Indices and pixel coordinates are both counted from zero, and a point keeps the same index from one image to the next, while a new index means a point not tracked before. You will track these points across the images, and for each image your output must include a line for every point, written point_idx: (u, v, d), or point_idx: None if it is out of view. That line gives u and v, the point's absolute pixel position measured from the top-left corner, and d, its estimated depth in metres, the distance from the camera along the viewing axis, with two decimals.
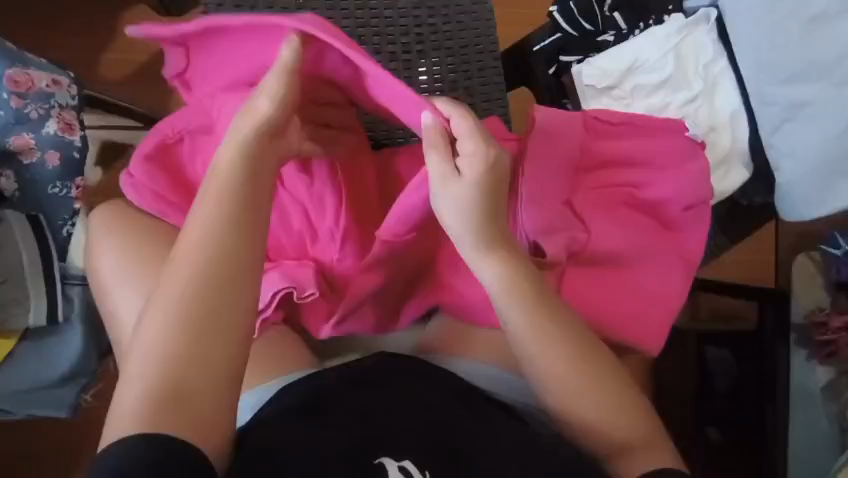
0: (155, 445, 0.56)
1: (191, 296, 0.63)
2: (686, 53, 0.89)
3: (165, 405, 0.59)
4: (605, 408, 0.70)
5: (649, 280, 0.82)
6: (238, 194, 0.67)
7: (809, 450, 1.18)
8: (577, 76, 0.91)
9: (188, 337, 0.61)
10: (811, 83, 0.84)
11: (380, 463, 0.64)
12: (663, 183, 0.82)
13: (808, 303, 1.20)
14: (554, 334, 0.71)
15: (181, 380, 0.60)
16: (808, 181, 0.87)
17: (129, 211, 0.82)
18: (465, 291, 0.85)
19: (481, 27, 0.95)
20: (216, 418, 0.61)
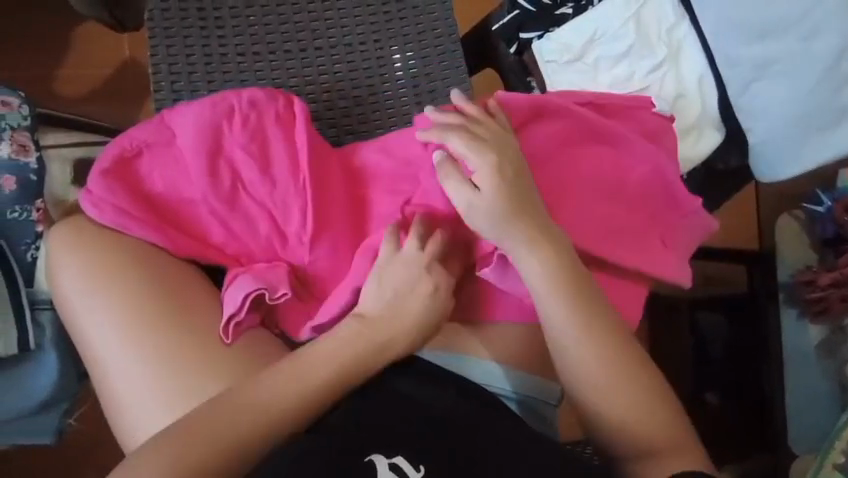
0: None
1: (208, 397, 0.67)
2: (647, 20, 0.87)
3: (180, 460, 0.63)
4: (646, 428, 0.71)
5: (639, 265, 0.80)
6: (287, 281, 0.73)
7: (809, 408, 1.18)
8: (538, 53, 0.90)
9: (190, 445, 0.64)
10: (775, 40, 0.83)
11: (370, 461, 0.63)
12: (630, 157, 0.82)
13: (796, 261, 1.19)
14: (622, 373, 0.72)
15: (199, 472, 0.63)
16: (781, 140, 0.85)
17: (90, 226, 0.79)
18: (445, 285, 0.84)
19: (436, 11, 0.93)
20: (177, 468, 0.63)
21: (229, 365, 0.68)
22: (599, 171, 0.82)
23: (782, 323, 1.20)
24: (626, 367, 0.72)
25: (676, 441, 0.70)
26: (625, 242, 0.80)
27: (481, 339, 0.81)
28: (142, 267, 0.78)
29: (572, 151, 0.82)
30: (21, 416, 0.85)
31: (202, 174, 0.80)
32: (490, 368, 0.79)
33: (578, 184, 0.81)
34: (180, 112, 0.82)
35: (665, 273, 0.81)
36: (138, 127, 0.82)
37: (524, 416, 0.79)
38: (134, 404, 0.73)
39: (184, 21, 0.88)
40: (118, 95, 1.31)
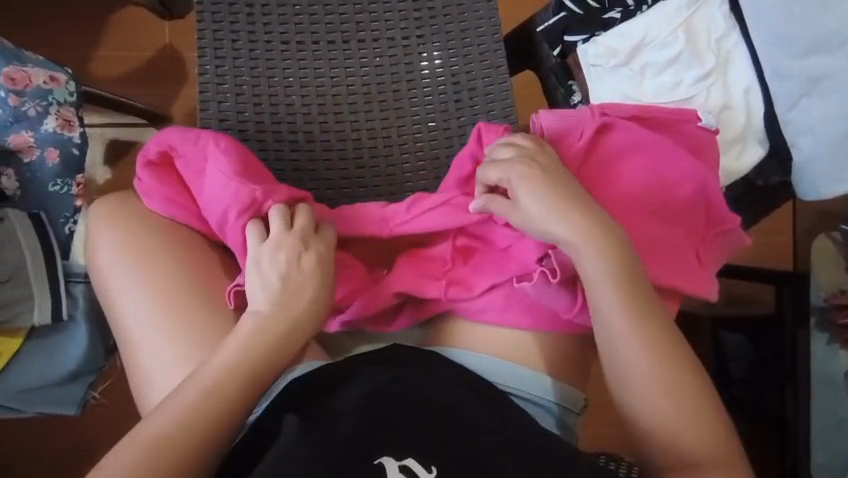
0: None
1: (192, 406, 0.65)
2: (697, 28, 0.86)
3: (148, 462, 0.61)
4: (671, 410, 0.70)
5: (682, 274, 0.79)
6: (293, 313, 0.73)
7: (832, 435, 1.16)
8: (582, 56, 0.89)
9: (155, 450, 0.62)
10: (828, 55, 0.82)
11: (380, 464, 0.62)
12: (671, 169, 0.81)
13: (830, 284, 1.16)
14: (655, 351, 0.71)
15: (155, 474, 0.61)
16: (827, 157, 0.83)
17: (135, 204, 0.81)
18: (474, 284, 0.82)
19: (481, 10, 0.93)
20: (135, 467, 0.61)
21: (225, 380, 0.67)
22: (641, 186, 0.80)
23: (810, 348, 1.16)
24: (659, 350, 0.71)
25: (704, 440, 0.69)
26: (664, 258, 0.78)
27: (505, 343, 0.80)
28: (185, 252, 0.79)
29: (612, 166, 0.81)
30: (49, 385, 0.86)
31: (220, 216, 0.78)
32: (518, 371, 0.78)
33: (619, 199, 0.80)
34: (217, 152, 0.80)
35: (701, 291, 0.79)
36: (181, 136, 0.81)
37: (548, 421, 0.78)
38: (159, 380, 0.73)
39: (231, 7, 0.88)
40: (158, 78, 1.33)
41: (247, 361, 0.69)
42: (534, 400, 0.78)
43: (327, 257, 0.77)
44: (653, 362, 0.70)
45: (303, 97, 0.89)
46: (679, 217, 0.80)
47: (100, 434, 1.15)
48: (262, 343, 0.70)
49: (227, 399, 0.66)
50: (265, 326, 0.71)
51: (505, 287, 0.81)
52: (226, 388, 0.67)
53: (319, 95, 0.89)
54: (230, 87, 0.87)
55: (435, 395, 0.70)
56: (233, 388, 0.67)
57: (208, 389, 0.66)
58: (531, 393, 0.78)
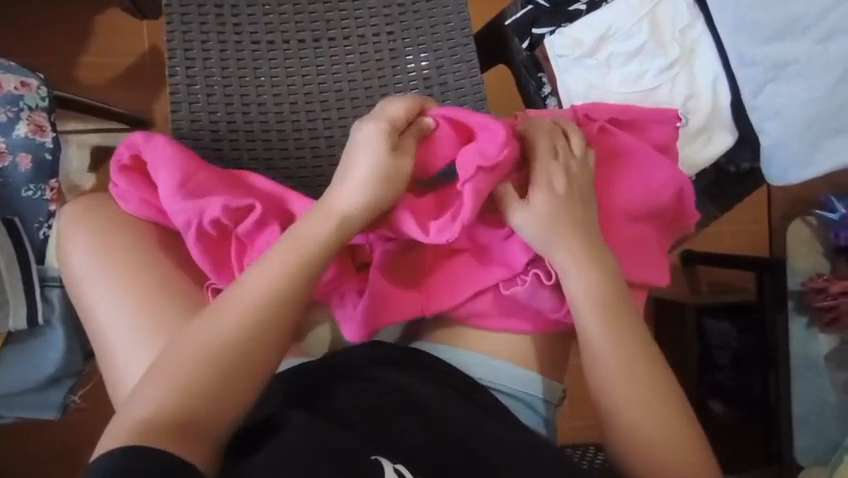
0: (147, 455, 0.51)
1: (204, 361, 0.61)
2: (662, 19, 0.87)
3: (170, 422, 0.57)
4: (642, 415, 0.72)
5: (658, 267, 0.81)
6: (301, 269, 0.68)
7: (816, 420, 1.17)
8: (549, 47, 0.90)
9: (178, 400, 0.59)
10: (791, 42, 0.82)
11: (376, 460, 0.61)
12: (656, 175, 0.81)
13: (808, 269, 1.17)
14: (626, 353, 0.73)
15: (190, 410, 0.58)
16: (795, 143, 0.84)
17: (110, 207, 0.81)
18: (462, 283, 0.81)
19: (450, 5, 0.94)
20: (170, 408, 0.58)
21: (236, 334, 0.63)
22: (628, 186, 0.80)
23: (790, 334, 1.18)
24: (635, 367, 0.73)
25: (683, 452, 0.71)
26: (636, 255, 0.80)
27: (481, 337, 0.81)
28: (159, 255, 0.79)
29: (599, 168, 0.81)
30: (29, 390, 0.87)
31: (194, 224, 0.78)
32: (494, 364, 0.79)
33: (613, 184, 0.81)
34: (191, 159, 0.81)
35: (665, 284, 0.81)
36: (156, 141, 0.81)
37: (526, 414, 0.79)
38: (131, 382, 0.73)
39: (200, 8, 0.88)
40: (137, 83, 1.33)
41: (253, 307, 0.64)
42: (512, 392, 0.79)
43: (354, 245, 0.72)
44: (631, 374, 0.73)
45: (275, 96, 0.89)
46: (665, 211, 0.83)
47: (84, 440, 1.16)
48: (275, 298, 0.65)
49: (237, 349, 0.62)
50: (261, 287, 0.66)
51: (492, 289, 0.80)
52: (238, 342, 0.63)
53: (290, 94, 0.90)
54: (201, 88, 0.87)
55: (412, 392, 0.71)
56: (241, 340, 0.63)
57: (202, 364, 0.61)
58: (508, 386, 0.79)
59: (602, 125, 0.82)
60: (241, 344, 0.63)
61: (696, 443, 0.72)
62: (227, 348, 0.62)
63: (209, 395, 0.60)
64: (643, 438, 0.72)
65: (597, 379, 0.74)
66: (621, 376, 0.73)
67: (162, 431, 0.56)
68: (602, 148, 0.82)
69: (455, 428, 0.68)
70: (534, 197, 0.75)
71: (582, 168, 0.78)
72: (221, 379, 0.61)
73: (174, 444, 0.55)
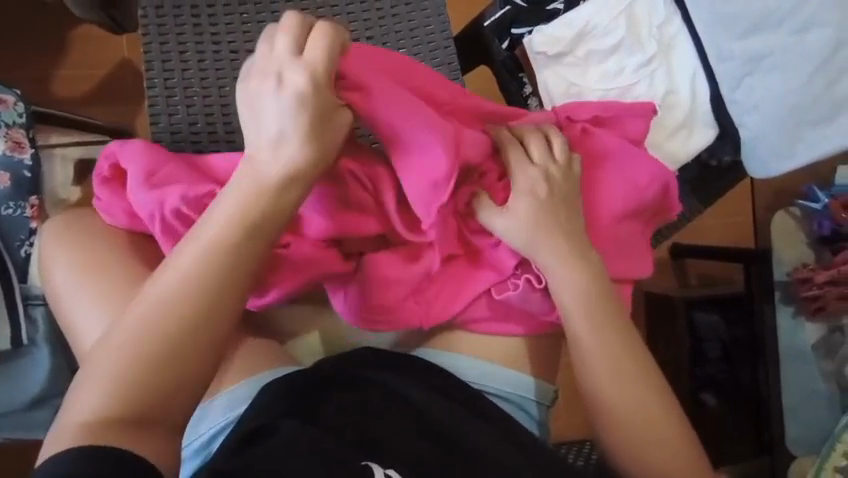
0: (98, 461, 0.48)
1: (156, 335, 0.55)
2: (639, 16, 0.88)
3: (125, 415, 0.53)
4: (635, 413, 0.72)
5: (641, 263, 0.82)
6: (251, 217, 0.59)
7: (807, 408, 1.18)
8: (528, 45, 0.89)
9: (132, 387, 0.54)
10: (766, 35, 0.83)
11: (367, 465, 0.61)
12: (640, 173, 0.80)
13: (793, 259, 1.18)
14: (617, 352, 0.74)
15: (146, 397, 0.54)
16: (774, 135, 0.85)
17: (88, 222, 0.80)
18: (447, 294, 0.79)
19: (429, 8, 0.93)
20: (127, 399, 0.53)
21: (186, 299, 0.56)
22: (613, 184, 0.80)
23: (778, 324, 1.19)
24: (621, 359, 0.73)
25: (669, 445, 0.72)
26: (619, 250, 0.80)
27: (473, 342, 0.81)
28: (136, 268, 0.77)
29: (583, 166, 0.81)
30: (16, 411, 0.86)
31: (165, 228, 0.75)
32: (485, 367, 0.79)
33: (598, 184, 0.81)
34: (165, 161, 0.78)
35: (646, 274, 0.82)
36: (128, 147, 0.79)
37: (519, 416, 0.80)
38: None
39: (177, 19, 0.87)
40: (118, 96, 1.32)
41: (199, 270, 0.57)
42: (505, 395, 0.79)
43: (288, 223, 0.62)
44: (619, 368, 0.73)
45: None
46: (651, 209, 0.83)
47: None
48: (221, 252, 0.58)
49: (190, 317, 0.56)
50: (203, 249, 0.58)
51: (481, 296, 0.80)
52: (191, 306, 0.56)
53: None
54: (181, 99, 0.86)
55: (402, 399, 0.71)
56: (191, 304, 0.56)
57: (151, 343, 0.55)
58: (501, 389, 0.79)
59: (583, 126, 0.82)
60: (191, 308, 0.56)
61: (687, 438, 0.73)
62: (179, 319, 0.56)
63: (164, 371, 0.55)
64: (636, 436, 0.72)
65: (589, 377, 0.74)
66: (608, 367, 0.73)
67: (119, 428, 0.52)
68: (590, 151, 0.81)
69: (446, 433, 0.68)
70: (514, 204, 0.75)
71: (567, 174, 0.78)
72: (177, 355, 0.55)
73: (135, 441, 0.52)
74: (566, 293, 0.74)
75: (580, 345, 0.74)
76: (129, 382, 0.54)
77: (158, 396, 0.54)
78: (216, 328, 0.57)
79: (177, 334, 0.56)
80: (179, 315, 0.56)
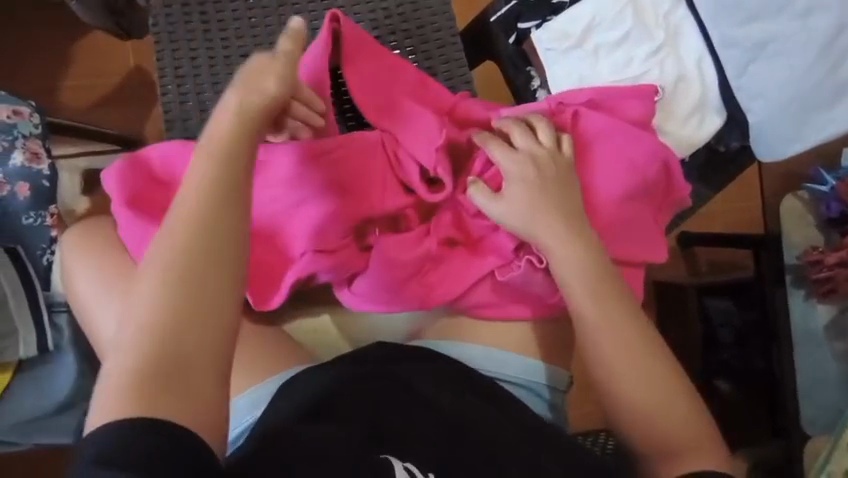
0: (152, 437, 0.49)
1: (168, 308, 0.55)
2: (644, 6, 0.88)
3: (158, 379, 0.53)
4: (638, 382, 0.73)
5: (648, 242, 0.83)
6: (217, 177, 0.61)
7: (820, 389, 1.19)
8: (536, 42, 0.91)
9: (152, 365, 0.53)
10: (771, 21, 0.84)
11: (386, 458, 0.63)
12: (637, 153, 0.82)
13: (802, 242, 1.19)
14: (618, 320, 0.74)
15: (178, 355, 0.54)
16: (779, 119, 0.86)
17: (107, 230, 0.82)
18: (456, 274, 0.83)
19: (435, 6, 0.94)
20: (148, 373, 0.53)
21: (188, 268, 0.57)
22: (611, 169, 0.82)
23: (788, 306, 1.20)
24: (637, 355, 0.74)
25: (692, 435, 0.72)
26: (624, 233, 0.82)
27: (491, 333, 0.82)
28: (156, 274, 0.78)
29: (578, 154, 0.83)
30: (43, 416, 0.86)
31: None
32: (502, 356, 0.81)
33: (597, 168, 0.82)
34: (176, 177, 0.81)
35: (655, 255, 0.83)
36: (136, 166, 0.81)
37: (537, 404, 0.81)
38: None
39: (187, 25, 0.87)
40: (127, 103, 1.34)
41: (187, 235, 0.58)
42: (522, 383, 0.80)
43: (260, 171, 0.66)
44: (635, 362, 0.74)
45: None
46: (653, 187, 0.84)
47: None
48: (207, 221, 0.59)
49: (196, 287, 0.56)
50: (181, 222, 0.59)
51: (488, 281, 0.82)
52: (195, 276, 0.57)
53: None
54: (194, 105, 0.86)
55: (423, 391, 0.72)
56: (191, 271, 0.57)
57: (163, 319, 0.55)
58: (518, 377, 0.80)
59: (574, 110, 0.84)
60: (193, 280, 0.56)
61: (691, 406, 0.73)
62: (182, 288, 0.56)
63: (183, 337, 0.55)
64: (639, 405, 0.73)
65: (592, 344, 0.75)
66: (624, 363, 0.74)
67: (158, 396, 0.52)
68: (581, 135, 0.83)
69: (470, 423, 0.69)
70: (509, 191, 0.77)
71: (564, 160, 0.79)
72: (194, 327, 0.55)
73: (178, 411, 0.53)
74: (575, 290, 0.75)
75: (593, 342, 0.74)
76: (150, 361, 0.53)
77: (179, 368, 0.54)
78: (227, 237, 0.59)
79: (185, 304, 0.56)
80: (177, 289, 0.56)
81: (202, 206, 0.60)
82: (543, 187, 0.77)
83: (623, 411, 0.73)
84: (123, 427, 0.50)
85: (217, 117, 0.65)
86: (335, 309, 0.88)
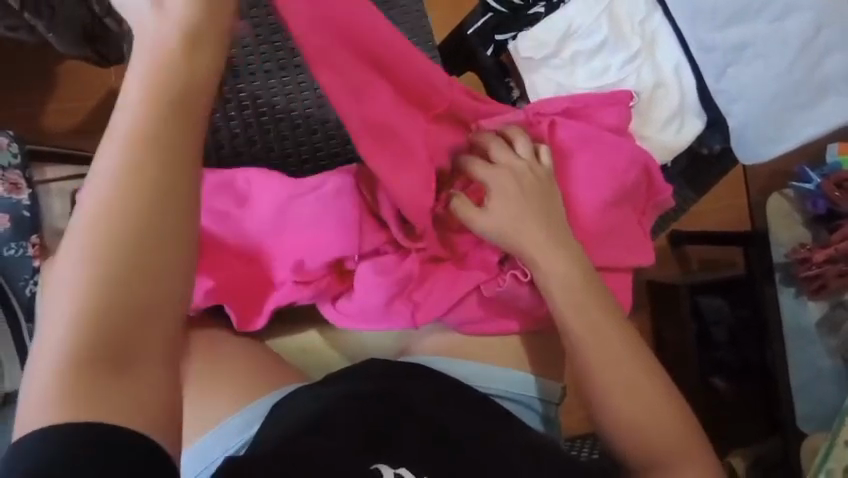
0: (82, 445, 0.36)
1: (100, 277, 0.40)
2: (620, 13, 0.88)
3: (98, 373, 0.39)
4: (622, 386, 0.73)
5: (632, 249, 0.83)
6: (159, 106, 0.44)
7: (815, 387, 1.19)
8: (513, 52, 0.90)
9: (89, 358, 0.39)
10: (748, 24, 0.84)
11: (377, 467, 0.63)
12: (618, 160, 0.82)
13: (792, 240, 1.18)
14: (600, 325, 0.74)
15: (125, 336, 0.40)
16: (762, 121, 0.86)
17: None
18: (440, 293, 0.82)
19: (412, 20, 0.94)
20: (86, 370, 0.39)
21: (122, 226, 0.41)
22: (591, 178, 0.81)
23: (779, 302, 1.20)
24: (620, 361, 0.74)
25: (681, 438, 0.72)
26: (607, 238, 0.81)
27: (483, 347, 0.83)
28: None
29: (558, 163, 0.82)
30: None
31: None
32: (491, 372, 0.80)
33: (576, 179, 0.82)
34: None
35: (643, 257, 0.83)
36: None
37: (526, 415, 0.81)
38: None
39: None
40: (110, 125, 1.33)
41: (111, 175, 0.42)
42: (511, 396, 0.80)
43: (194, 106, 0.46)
44: (618, 369, 0.73)
45: None
46: (634, 194, 0.84)
47: None
48: (144, 161, 0.43)
49: (140, 250, 0.41)
50: (118, 169, 0.42)
51: (473, 295, 0.82)
52: (140, 235, 0.42)
53: None
54: None
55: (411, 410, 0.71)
56: (126, 225, 0.41)
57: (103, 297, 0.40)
58: (506, 391, 0.80)
59: (551, 119, 0.83)
60: (133, 241, 0.41)
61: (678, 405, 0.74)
62: (123, 250, 0.41)
63: (130, 324, 0.40)
64: (626, 410, 0.72)
65: (574, 350, 0.74)
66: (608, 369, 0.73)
67: (103, 396, 0.39)
68: (562, 145, 0.83)
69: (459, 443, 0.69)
70: (491, 205, 0.77)
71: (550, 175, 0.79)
72: (144, 304, 0.41)
73: (131, 416, 0.39)
74: (558, 295, 0.74)
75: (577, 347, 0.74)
76: (84, 360, 0.39)
77: (124, 365, 0.40)
78: (178, 183, 0.43)
79: (121, 274, 0.41)
80: (117, 254, 0.41)
81: (134, 151, 0.43)
82: (529, 200, 0.77)
83: (611, 416, 0.73)
84: (45, 436, 0.36)
85: (147, 39, 0.47)
86: (324, 328, 0.88)
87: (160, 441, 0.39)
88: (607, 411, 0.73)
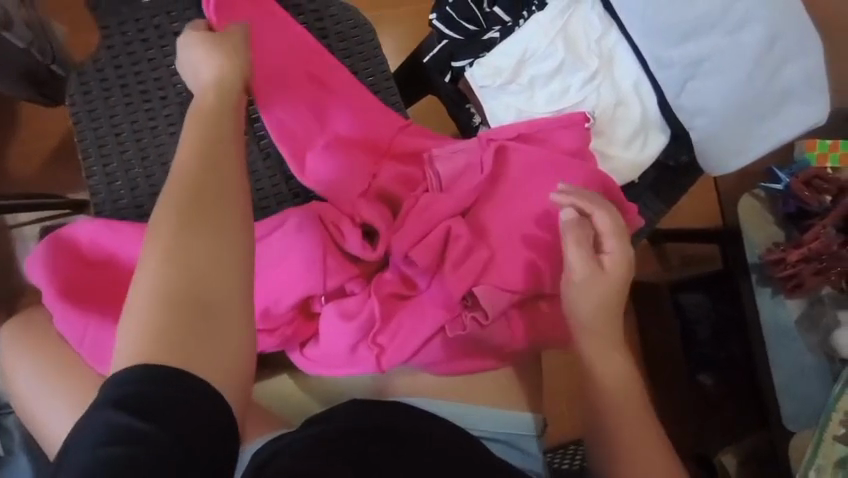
0: (162, 385, 0.48)
1: (172, 256, 0.54)
2: (575, 34, 0.87)
3: (174, 326, 0.51)
4: (623, 416, 0.74)
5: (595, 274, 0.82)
6: (205, 131, 0.61)
7: (799, 384, 1.19)
8: (471, 79, 0.88)
9: (162, 317, 0.51)
10: (704, 38, 0.83)
11: None
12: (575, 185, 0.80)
13: (765, 240, 1.18)
14: (611, 347, 0.77)
15: (198, 294, 0.53)
16: (723, 133, 0.86)
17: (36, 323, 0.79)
18: (408, 335, 0.79)
19: (365, 51, 0.91)
20: (163, 326, 0.51)
21: (191, 217, 0.55)
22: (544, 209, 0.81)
23: (758, 305, 1.20)
24: (612, 386, 0.76)
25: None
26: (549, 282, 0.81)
27: (463, 384, 0.83)
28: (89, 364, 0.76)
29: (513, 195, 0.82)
30: None
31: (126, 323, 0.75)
32: (474, 410, 0.81)
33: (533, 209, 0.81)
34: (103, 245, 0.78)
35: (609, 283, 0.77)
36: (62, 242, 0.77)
37: (511, 455, 0.80)
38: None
39: (107, 100, 0.83)
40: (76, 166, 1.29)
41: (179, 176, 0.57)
42: (493, 436, 0.81)
43: (238, 105, 0.66)
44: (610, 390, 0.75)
45: None
46: None
47: None
48: (207, 164, 0.58)
49: (207, 233, 0.55)
50: (186, 168, 0.58)
51: (439, 336, 0.80)
52: (201, 223, 0.55)
53: None
54: (124, 184, 0.83)
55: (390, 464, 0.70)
56: (189, 213, 0.55)
57: (176, 290, 0.53)
58: (491, 430, 0.81)
59: (502, 146, 0.82)
60: (199, 227, 0.55)
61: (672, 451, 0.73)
62: (189, 234, 0.54)
63: (202, 287, 0.53)
64: (620, 440, 0.73)
65: (586, 365, 0.77)
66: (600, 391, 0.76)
67: (179, 347, 0.50)
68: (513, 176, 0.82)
69: None
70: None
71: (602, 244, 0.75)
72: (207, 275, 0.54)
73: (202, 366, 0.51)
74: (587, 312, 0.76)
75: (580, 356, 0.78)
76: (160, 323, 0.51)
77: (196, 320, 0.52)
78: (227, 184, 0.58)
79: (185, 253, 0.54)
80: (193, 255, 0.54)
81: (191, 150, 0.59)
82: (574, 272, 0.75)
83: (605, 442, 0.73)
84: (134, 376, 0.48)
85: (206, 75, 0.66)
86: (300, 373, 0.86)
87: (219, 387, 0.51)
88: (603, 438, 0.74)
